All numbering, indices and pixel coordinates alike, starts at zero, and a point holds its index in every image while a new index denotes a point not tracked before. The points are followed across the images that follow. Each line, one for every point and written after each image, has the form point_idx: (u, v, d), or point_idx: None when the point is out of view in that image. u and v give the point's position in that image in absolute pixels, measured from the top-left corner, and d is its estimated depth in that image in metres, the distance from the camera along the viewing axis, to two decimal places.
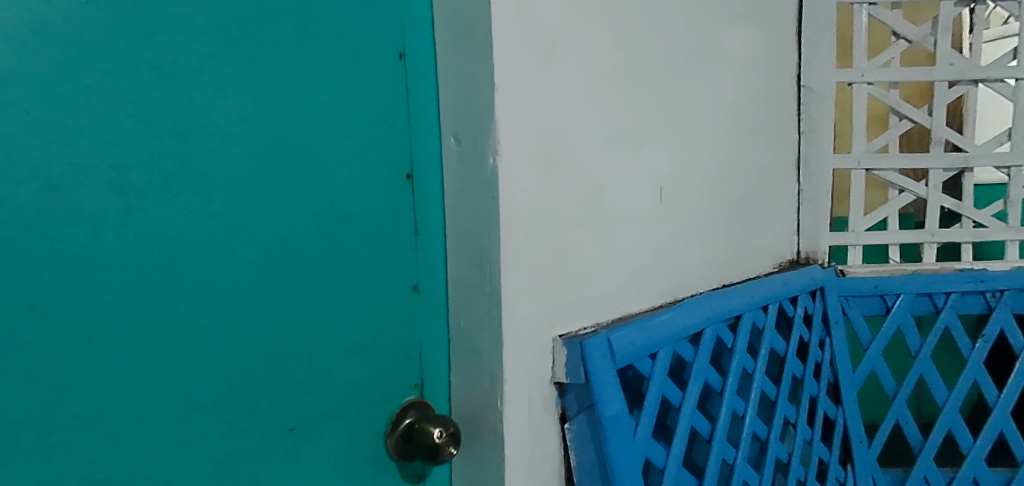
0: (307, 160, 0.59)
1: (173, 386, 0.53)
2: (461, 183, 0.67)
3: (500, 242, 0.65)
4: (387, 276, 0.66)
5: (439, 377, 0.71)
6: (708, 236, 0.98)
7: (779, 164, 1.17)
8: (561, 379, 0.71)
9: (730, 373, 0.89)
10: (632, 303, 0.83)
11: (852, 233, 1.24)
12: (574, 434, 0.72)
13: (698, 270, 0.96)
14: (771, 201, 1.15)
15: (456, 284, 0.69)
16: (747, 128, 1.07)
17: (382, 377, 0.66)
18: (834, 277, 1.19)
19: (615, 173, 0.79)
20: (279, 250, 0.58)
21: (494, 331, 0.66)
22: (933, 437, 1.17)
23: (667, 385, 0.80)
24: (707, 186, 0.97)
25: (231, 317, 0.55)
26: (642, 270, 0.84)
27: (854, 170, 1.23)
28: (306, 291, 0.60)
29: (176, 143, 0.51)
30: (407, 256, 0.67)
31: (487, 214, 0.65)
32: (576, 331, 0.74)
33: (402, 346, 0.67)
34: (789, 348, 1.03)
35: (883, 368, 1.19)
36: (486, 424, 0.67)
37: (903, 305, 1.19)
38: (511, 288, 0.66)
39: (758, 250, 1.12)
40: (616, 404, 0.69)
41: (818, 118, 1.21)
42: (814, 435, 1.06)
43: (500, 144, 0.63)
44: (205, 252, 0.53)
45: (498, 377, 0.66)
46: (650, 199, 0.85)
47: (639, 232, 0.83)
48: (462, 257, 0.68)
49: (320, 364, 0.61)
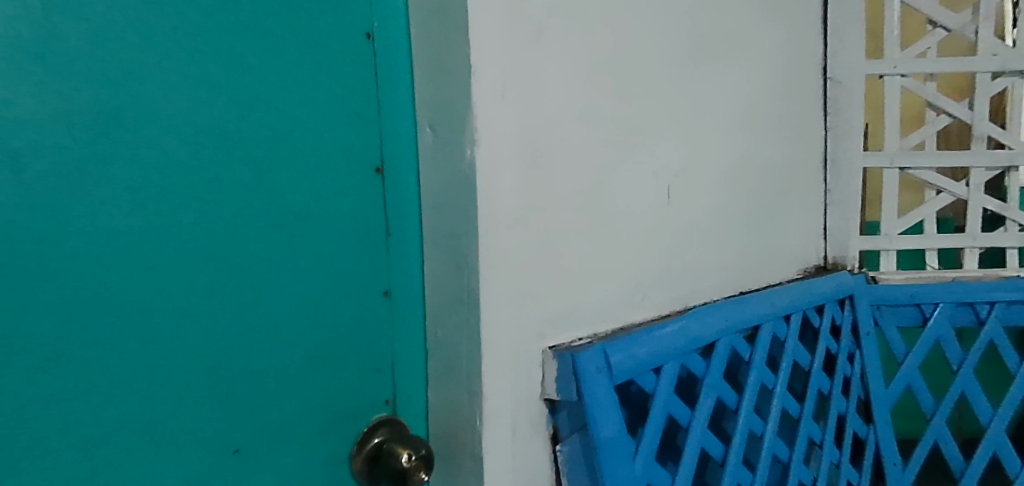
0: (259, 150, 0.53)
1: (99, 401, 0.46)
2: (436, 177, 0.61)
3: (477, 242, 0.57)
4: (353, 277, 0.59)
5: (415, 392, 0.64)
6: (722, 239, 0.90)
7: (803, 162, 1.08)
8: (551, 395, 0.63)
9: (746, 390, 0.81)
10: (635, 312, 0.75)
11: (885, 237, 1.15)
12: (566, 457, 0.65)
13: (711, 275, 0.88)
14: (794, 202, 1.07)
15: (433, 288, 0.62)
16: (766, 125, 0.99)
17: (345, 391, 0.60)
18: (865, 284, 1.09)
19: (616, 170, 0.72)
20: (225, 248, 0.52)
21: (473, 342, 0.59)
22: (976, 461, 1.06)
23: (675, 403, 0.72)
24: (720, 187, 0.90)
25: (165, 324, 0.49)
26: (646, 274, 0.76)
27: (887, 169, 1.14)
28: (255, 293, 0.53)
29: (99, 125, 0.45)
30: (377, 258, 0.61)
31: (465, 211, 0.58)
32: (570, 342, 0.66)
33: (371, 357, 0.61)
34: (813, 362, 0.94)
35: (920, 383, 1.09)
36: (465, 446, 0.60)
37: (942, 316, 1.09)
38: (494, 295, 0.58)
39: (780, 254, 1.03)
40: (612, 423, 0.62)
41: (847, 112, 1.11)
42: (843, 457, 0.97)
43: (478, 134, 0.57)
44: (136, 249, 0.47)
45: (477, 394, 0.59)
46: (656, 198, 0.78)
47: (643, 235, 0.76)
48: (438, 259, 0.62)
49: (274, 377, 0.55)
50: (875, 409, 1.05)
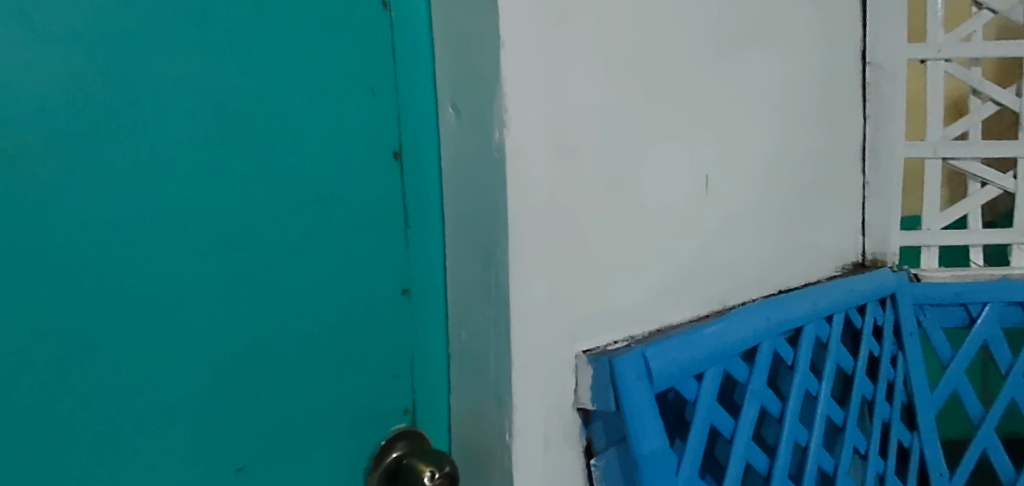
0: (265, 132, 0.47)
1: (86, 415, 0.41)
2: (461, 163, 0.55)
3: (507, 234, 0.52)
4: (369, 275, 0.54)
5: (437, 399, 0.58)
6: (760, 234, 0.84)
7: (841, 152, 1.02)
8: (586, 405, 0.58)
9: (790, 397, 0.75)
10: (672, 313, 0.69)
11: (927, 233, 1.09)
12: (602, 473, 0.58)
13: (749, 272, 0.82)
14: (832, 194, 1.00)
15: (456, 286, 0.57)
16: (803, 112, 0.93)
17: (362, 400, 0.54)
18: (907, 282, 1.03)
19: (650, 159, 0.65)
20: (228, 241, 0.46)
21: (501, 346, 0.53)
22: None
23: (718, 412, 0.65)
24: (757, 179, 0.83)
25: (160, 327, 0.44)
26: (683, 271, 0.70)
27: (929, 160, 1.08)
28: (260, 291, 0.48)
29: (83, 101, 0.40)
30: (396, 253, 0.55)
31: (493, 200, 0.52)
32: (605, 346, 0.60)
33: (389, 362, 0.55)
34: (857, 366, 0.88)
35: (965, 387, 1.03)
36: (492, 461, 0.54)
37: (990, 316, 1.03)
38: (525, 294, 0.53)
39: (819, 250, 0.97)
40: (654, 435, 0.56)
41: (888, 99, 1.05)
42: (889, 468, 0.91)
43: (507, 114, 0.51)
44: (124, 244, 0.42)
45: (506, 403, 0.53)
46: (693, 189, 0.71)
47: (681, 229, 0.70)
48: (462, 254, 0.56)
49: (283, 385, 0.50)
50: (920, 416, 0.99)
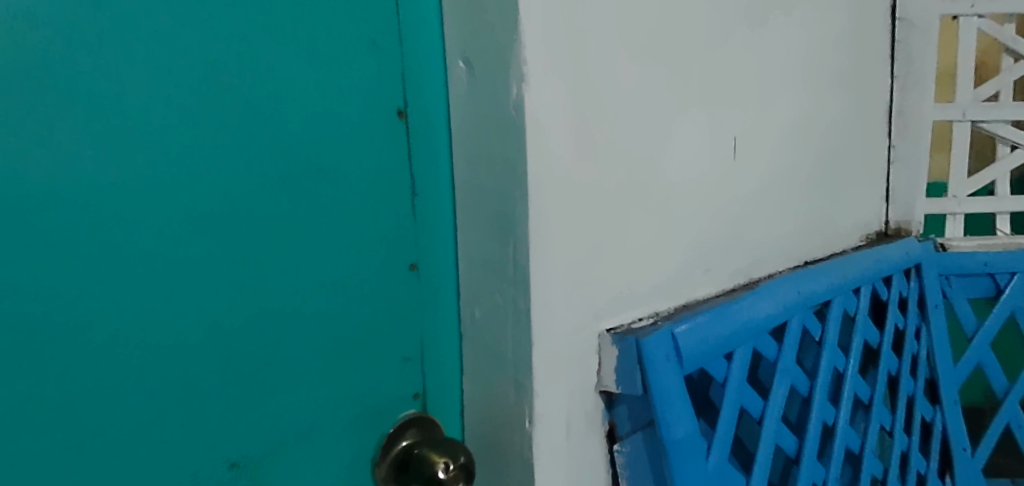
0: (256, 92, 0.42)
1: (64, 415, 0.36)
2: (474, 125, 0.50)
3: (527, 204, 0.46)
4: (374, 250, 0.49)
5: (448, 383, 0.54)
6: (787, 202, 0.79)
7: (868, 116, 0.96)
8: (610, 388, 0.53)
9: (819, 375, 0.71)
10: (699, 287, 0.64)
11: (953, 200, 1.04)
12: (626, 460, 0.54)
13: (775, 242, 0.77)
14: (858, 160, 0.95)
15: (469, 261, 0.52)
16: (832, 72, 0.87)
17: (369, 387, 0.50)
18: (933, 252, 0.98)
19: (678, 122, 0.60)
20: (219, 215, 0.41)
21: (520, 327, 0.48)
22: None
23: (747, 393, 0.61)
24: (785, 143, 0.78)
25: (145, 314, 0.38)
26: (711, 242, 0.65)
27: (958, 123, 1.02)
28: (256, 270, 0.43)
29: (47, 55, 0.34)
30: (403, 226, 0.50)
31: (511, 166, 0.47)
32: (629, 323, 0.56)
33: (397, 344, 0.51)
34: (884, 340, 0.84)
35: (990, 360, 1.00)
36: (511, 450, 0.50)
37: (1018, 286, 0.98)
38: (547, 270, 0.48)
39: (843, 219, 0.92)
40: (683, 421, 0.52)
41: (918, 58, 0.99)
42: (913, 445, 0.88)
43: (528, 67, 0.45)
44: (99, 221, 0.36)
45: (526, 389, 0.48)
46: (721, 154, 0.66)
47: (708, 197, 0.65)
48: (476, 226, 0.51)
49: (283, 373, 0.45)
50: (944, 390, 0.95)
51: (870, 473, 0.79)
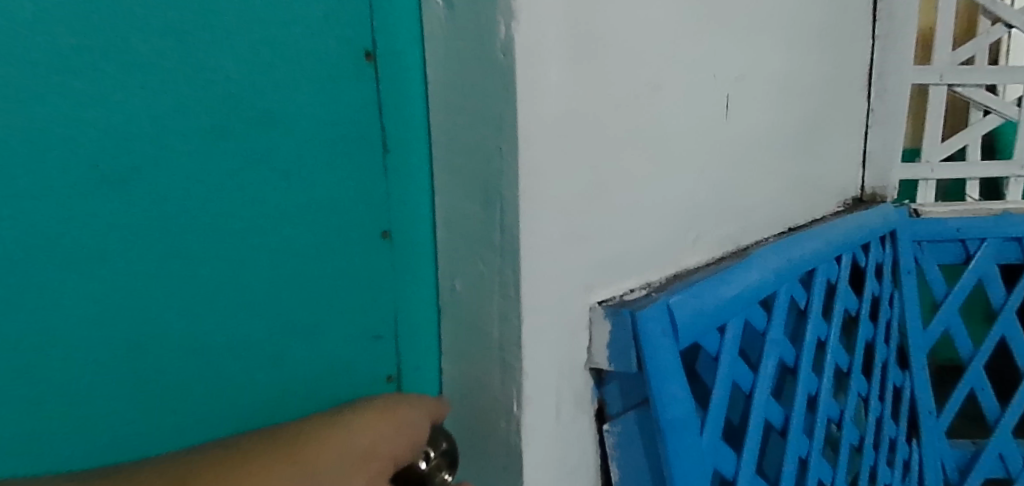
0: (197, 25, 0.35)
1: None
2: (454, 72, 0.44)
3: (516, 163, 0.41)
4: (339, 215, 0.43)
5: (425, 363, 0.49)
6: (772, 164, 0.76)
7: (849, 77, 0.94)
8: (601, 365, 0.49)
9: (804, 344, 0.69)
10: (689, 254, 0.61)
11: (926, 165, 1.03)
12: (616, 440, 0.51)
13: (761, 207, 0.74)
14: (838, 123, 0.92)
15: (449, 227, 0.47)
16: (818, 29, 0.84)
17: (335, 369, 0.44)
18: (907, 218, 0.98)
19: (673, 72, 0.55)
20: (153, 171, 0.35)
21: (507, 299, 0.44)
22: (1011, 408, 1.01)
23: (738, 366, 0.58)
24: (773, 101, 0.74)
25: (61, 285, 0.33)
26: (701, 205, 0.62)
27: (935, 86, 1.01)
28: (197, 236, 0.37)
29: None
30: (372, 187, 0.44)
31: (497, 120, 0.42)
32: (620, 295, 0.52)
33: (367, 319, 0.46)
34: (862, 308, 0.83)
35: (958, 325, 1.00)
36: (495, 434, 0.46)
37: (988, 252, 0.98)
38: (538, 239, 0.43)
39: (823, 184, 0.90)
40: (678, 399, 0.49)
41: (900, 17, 0.96)
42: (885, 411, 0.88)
43: (518, 4, 0.39)
44: (0, 178, 0.30)
45: (513, 368, 0.44)
46: (713, 110, 0.62)
47: (700, 157, 0.61)
48: (458, 189, 0.45)
49: (233, 355, 0.39)
50: (914, 355, 0.95)
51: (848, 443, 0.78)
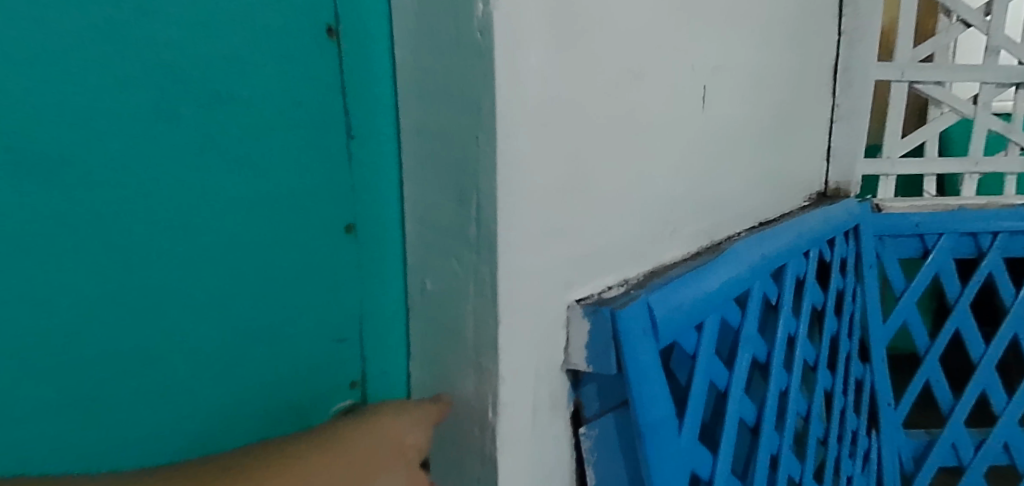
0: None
1: None
2: (426, 54, 0.41)
3: (494, 152, 0.38)
4: (299, 207, 0.40)
5: (394, 366, 0.46)
6: (745, 157, 0.75)
7: (816, 71, 0.94)
8: (578, 366, 0.47)
9: (776, 340, 0.68)
10: (666, 249, 0.59)
11: (887, 160, 1.04)
12: (592, 444, 0.48)
13: (735, 201, 0.73)
14: (805, 117, 0.92)
15: (420, 221, 0.44)
16: (789, 22, 0.83)
17: (294, 374, 0.41)
18: (869, 213, 0.99)
19: (655, 59, 0.53)
20: (81, 156, 0.32)
21: (483, 298, 0.41)
22: (965, 400, 1.03)
23: (714, 363, 0.57)
24: (746, 93, 0.73)
25: None
26: (677, 198, 0.60)
27: (896, 83, 1.02)
28: (132, 228, 0.34)
29: None
30: (335, 177, 0.41)
31: (473, 106, 0.39)
32: (599, 292, 0.49)
33: (330, 320, 0.42)
34: (829, 302, 0.83)
35: (916, 319, 1.02)
36: (468, 441, 0.43)
37: (945, 247, 1.00)
38: (516, 234, 0.40)
39: (790, 177, 0.90)
40: (659, 401, 0.47)
41: (866, 12, 0.96)
42: (847, 404, 0.88)
43: None
44: None
45: (488, 371, 0.41)
46: (691, 101, 0.60)
47: (679, 149, 0.59)
48: (429, 180, 0.43)
49: (174, 359, 0.36)
50: (874, 348, 0.96)
51: (815, 437, 0.78)
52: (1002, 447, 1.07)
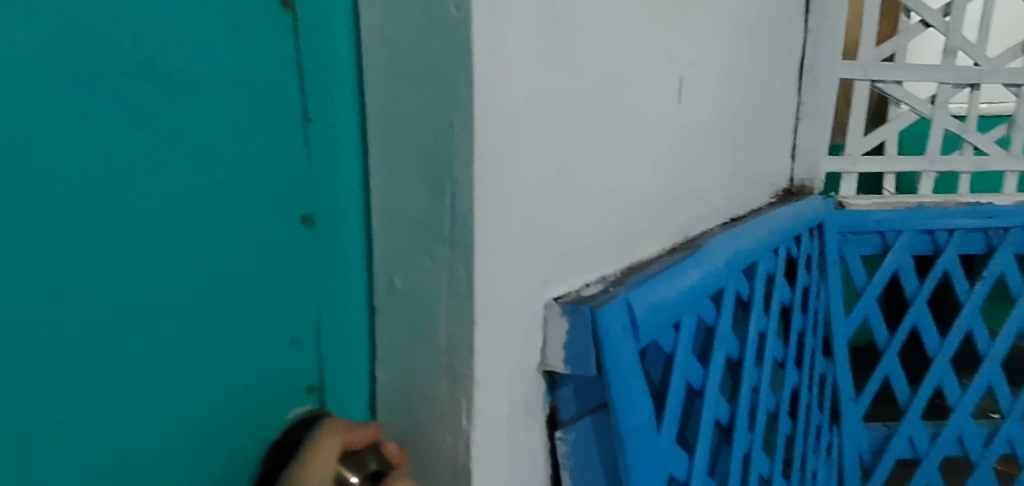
0: None
1: None
2: (395, 34, 0.38)
3: (470, 140, 0.36)
4: (253, 195, 0.36)
5: (353, 369, 0.43)
6: (718, 152, 0.74)
7: (784, 68, 0.94)
8: (556, 368, 0.45)
9: (749, 337, 0.67)
10: (643, 245, 0.57)
11: (850, 158, 1.05)
12: (569, 449, 0.46)
13: (707, 197, 0.72)
14: (773, 115, 0.92)
15: (387, 214, 0.41)
16: (760, 19, 0.83)
17: (248, 383, 0.37)
18: (833, 210, 0.99)
19: (635, 47, 0.51)
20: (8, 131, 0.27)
21: (456, 297, 0.38)
22: (922, 394, 1.05)
23: (691, 363, 0.55)
24: (720, 88, 0.72)
25: None
26: (654, 193, 0.58)
27: (859, 81, 1.02)
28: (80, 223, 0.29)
29: None
30: (291, 164, 0.38)
31: (447, 90, 0.36)
32: (576, 290, 0.47)
33: (286, 319, 0.39)
34: (796, 299, 0.83)
35: (877, 315, 1.03)
36: (440, 450, 0.41)
37: (904, 244, 1.01)
38: (493, 229, 0.38)
39: (759, 174, 0.89)
40: (641, 404, 0.45)
41: (833, 11, 0.97)
42: (813, 400, 0.89)
43: None
44: None
45: (463, 375, 0.39)
46: (669, 94, 0.59)
47: (656, 142, 0.57)
48: (399, 170, 0.40)
49: (116, 371, 0.31)
50: (837, 344, 0.97)
51: (784, 435, 0.78)
52: (955, 439, 1.09)
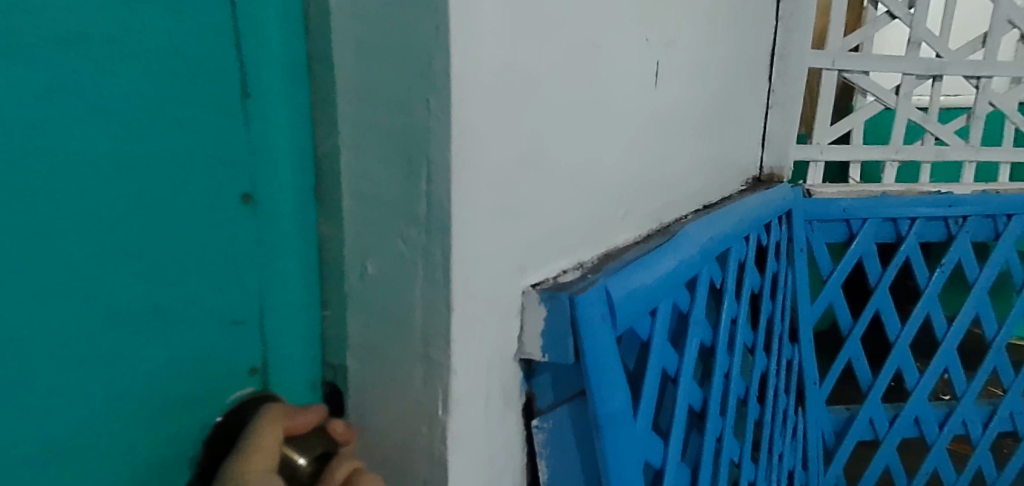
0: None
1: None
2: (368, 10, 0.37)
3: (448, 122, 0.35)
4: (187, 165, 0.34)
5: (298, 351, 0.41)
6: (691, 139, 0.74)
7: (755, 56, 0.94)
8: (533, 356, 0.44)
9: (721, 323, 0.68)
10: (619, 231, 0.57)
11: (817, 147, 1.06)
12: (546, 436, 0.46)
13: (682, 183, 0.72)
14: (744, 103, 0.93)
15: (360, 199, 0.39)
16: (734, 6, 0.83)
17: (186, 366, 0.35)
18: (801, 198, 1.00)
19: (614, 31, 0.51)
20: None
21: (433, 284, 0.37)
22: (882, 378, 1.08)
23: (666, 350, 0.55)
24: (695, 74, 0.72)
25: None
26: (630, 179, 0.58)
27: (827, 71, 1.03)
28: (12, 200, 0.27)
29: None
30: (227, 132, 0.35)
31: (422, 70, 0.35)
32: (554, 277, 0.47)
33: (226, 298, 0.36)
34: (766, 285, 0.83)
35: (841, 302, 1.05)
36: (414, 439, 0.40)
37: (868, 232, 1.03)
38: (470, 214, 0.37)
39: (730, 162, 0.90)
40: (618, 390, 0.45)
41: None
42: (779, 385, 0.90)
43: None
44: None
45: (439, 364, 0.38)
46: (645, 79, 0.58)
47: (633, 128, 0.57)
48: (372, 152, 0.38)
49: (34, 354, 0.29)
50: (802, 329, 0.98)
51: (752, 419, 0.79)
52: (913, 421, 1.13)
